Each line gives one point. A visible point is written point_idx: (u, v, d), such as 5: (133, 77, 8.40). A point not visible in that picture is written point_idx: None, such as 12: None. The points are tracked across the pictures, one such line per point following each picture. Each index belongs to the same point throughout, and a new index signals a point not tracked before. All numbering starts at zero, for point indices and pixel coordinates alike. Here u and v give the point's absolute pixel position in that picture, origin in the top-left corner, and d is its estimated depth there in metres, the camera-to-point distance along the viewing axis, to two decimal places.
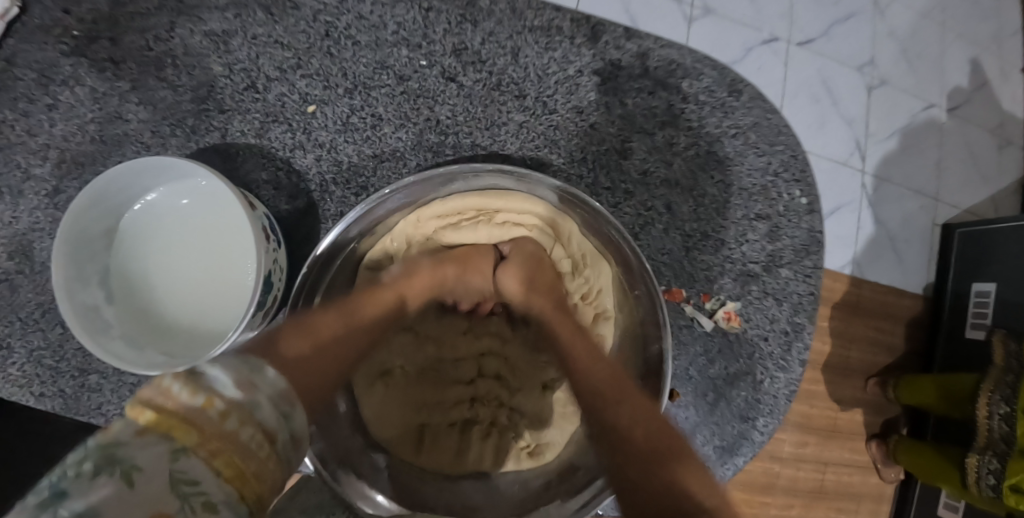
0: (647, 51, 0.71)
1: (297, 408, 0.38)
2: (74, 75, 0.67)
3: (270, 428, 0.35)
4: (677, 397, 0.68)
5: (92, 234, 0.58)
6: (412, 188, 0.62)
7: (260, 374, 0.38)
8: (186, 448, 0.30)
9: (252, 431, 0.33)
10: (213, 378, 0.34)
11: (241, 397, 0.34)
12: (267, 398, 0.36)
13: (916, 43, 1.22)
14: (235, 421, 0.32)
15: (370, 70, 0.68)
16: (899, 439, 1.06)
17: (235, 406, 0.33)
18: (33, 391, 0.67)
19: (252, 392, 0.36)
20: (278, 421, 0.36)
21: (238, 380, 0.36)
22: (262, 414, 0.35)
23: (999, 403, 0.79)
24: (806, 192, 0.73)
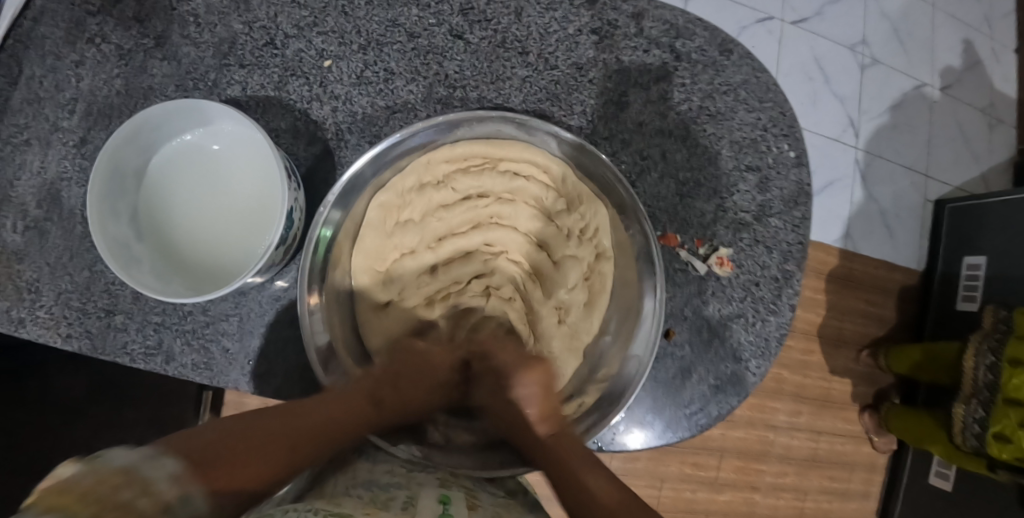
0: (641, 12, 0.75)
1: (196, 491, 0.39)
2: (101, 34, 0.71)
3: (171, 501, 0.37)
4: (672, 335, 0.73)
5: (124, 173, 0.61)
6: (427, 130, 0.66)
7: (156, 461, 0.38)
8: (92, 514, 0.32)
9: (149, 501, 0.35)
10: (103, 461, 0.36)
11: (134, 471, 0.36)
12: (163, 475, 0.37)
13: (907, 22, 1.25)
14: (129, 493, 0.34)
15: (382, 27, 0.72)
16: (890, 407, 1.10)
17: (128, 478, 0.35)
18: (61, 332, 0.70)
19: (148, 471, 0.37)
20: (179, 498, 0.37)
21: (126, 460, 0.36)
22: (159, 486, 0.37)
23: (986, 354, 0.86)
24: (795, 146, 0.77)
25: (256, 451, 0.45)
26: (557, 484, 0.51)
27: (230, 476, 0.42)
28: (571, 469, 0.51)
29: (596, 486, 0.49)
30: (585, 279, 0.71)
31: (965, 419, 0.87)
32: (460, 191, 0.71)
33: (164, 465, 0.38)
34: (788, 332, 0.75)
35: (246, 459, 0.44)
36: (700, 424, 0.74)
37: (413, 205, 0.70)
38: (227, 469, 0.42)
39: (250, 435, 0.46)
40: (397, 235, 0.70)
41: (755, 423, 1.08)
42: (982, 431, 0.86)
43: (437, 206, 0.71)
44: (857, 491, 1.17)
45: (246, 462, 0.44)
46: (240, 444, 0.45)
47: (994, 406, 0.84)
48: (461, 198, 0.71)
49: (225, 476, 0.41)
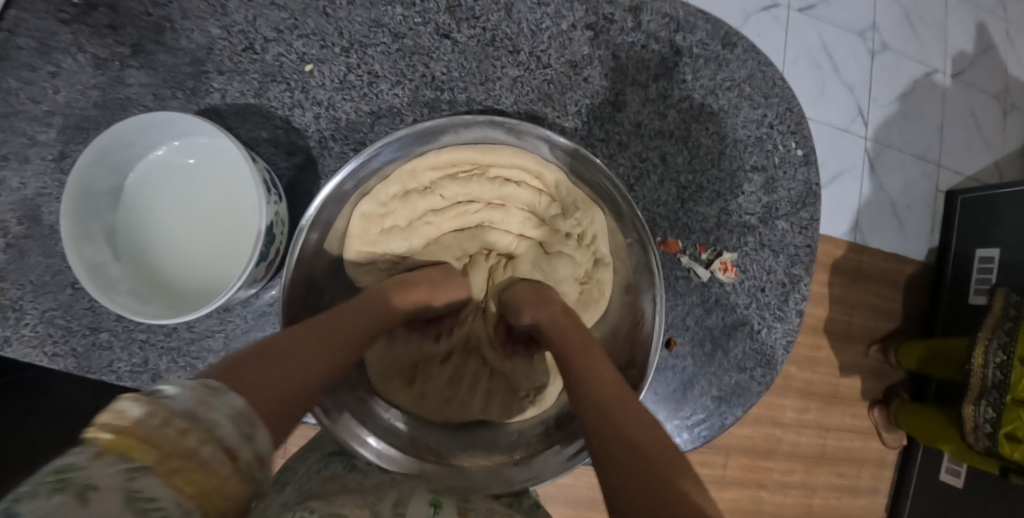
0: (640, 5, 0.71)
1: (258, 427, 0.37)
2: (75, 43, 0.68)
3: (236, 446, 0.35)
4: (672, 344, 0.70)
5: (98, 192, 0.59)
6: (393, 144, 0.63)
7: (217, 395, 0.36)
8: (144, 468, 0.30)
9: (214, 449, 0.33)
10: (167, 397, 0.34)
11: (201, 413, 0.34)
12: (224, 413, 0.35)
13: (919, 5, 1.20)
14: (195, 439, 0.33)
15: (365, 28, 0.69)
16: (902, 403, 1.06)
17: (193, 423, 0.34)
18: (45, 351, 0.69)
19: (212, 410, 0.35)
20: (244, 442, 0.35)
21: (193, 400, 0.34)
22: (223, 432, 0.35)
23: (996, 351, 0.81)
24: (802, 144, 0.74)
25: (295, 367, 0.43)
26: (592, 431, 0.45)
27: (271, 394, 0.40)
28: (618, 422, 0.44)
29: (625, 450, 0.42)
30: (580, 283, 0.69)
31: (975, 419, 0.84)
32: (448, 198, 0.68)
33: (229, 398, 0.37)
34: (796, 340, 0.73)
35: (279, 369, 0.42)
36: (703, 435, 0.71)
37: (397, 212, 0.67)
38: (267, 388, 0.40)
39: (289, 354, 0.44)
40: (382, 243, 0.67)
41: (762, 421, 1.05)
42: (990, 430, 0.82)
43: (424, 212, 0.68)
44: (866, 488, 1.14)
45: (277, 373, 0.42)
46: (274, 365, 0.42)
47: (1005, 407, 0.80)
48: (450, 204, 0.68)
49: (255, 388, 0.39)
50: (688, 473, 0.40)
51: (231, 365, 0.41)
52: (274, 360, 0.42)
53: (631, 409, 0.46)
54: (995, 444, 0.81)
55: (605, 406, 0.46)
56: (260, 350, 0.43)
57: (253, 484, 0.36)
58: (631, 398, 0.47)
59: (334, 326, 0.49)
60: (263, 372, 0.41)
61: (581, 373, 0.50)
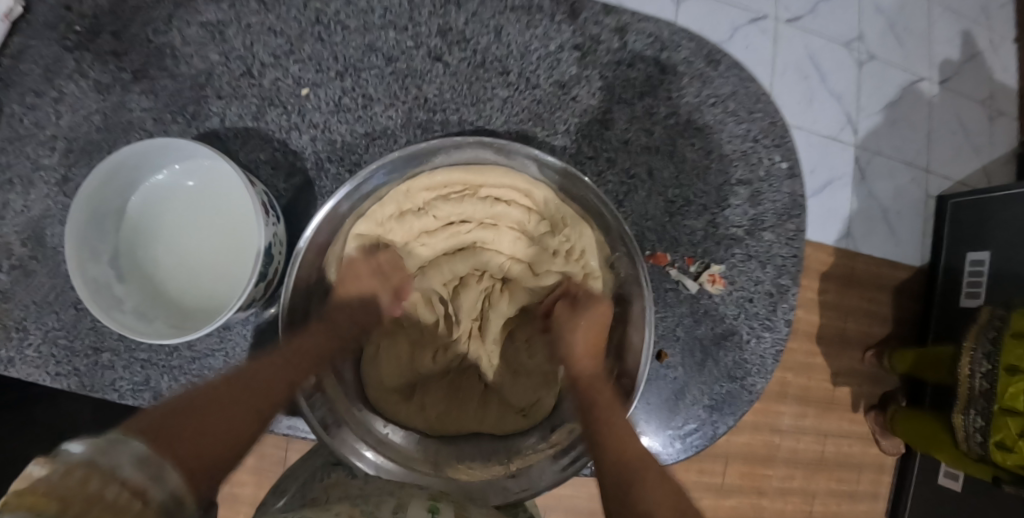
0: (625, 25, 0.74)
1: (168, 468, 0.40)
2: (78, 70, 0.70)
3: (140, 484, 0.37)
4: (665, 357, 0.71)
5: (102, 214, 0.61)
6: (384, 168, 0.64)
7: (119, 445, 0.38)
8: (51, 515, 0.31)
9: (117, 488, 0.36)
10: (69, 451, 0.36)
11: (99, 459, 0.36)
12: (127, 458, 0.38)
13: (902, 16, 1.23)
14: (97, 483, 0.35)
15: (359, 52, 0.71)
16: (896, 409, 1.06)
17: (92, 468, 0.35)
18: (49, 370, 0.70)
19: (113, 456, 0.37)
20: (147, 479, 0.38)
21: (93, 450, 0.36)
22: (127, 471, 0.37)
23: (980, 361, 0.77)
24: (787, 157, 0.76)
25: (223, 425, 0.47)
26: (604, 456, 0.54)
27: (198, 457, 0.43)
28: (611, 440, 0.55)
29: (645, 472, 0.52)
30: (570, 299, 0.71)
31: (966, 428, 0.80)
32: (442, 217, 0.70)
33: (131, 446, 0.39)
34: (785, 348, 0.74)
35: (206, 432, 0.46)
36: (696, 444, 0.73)
37: (393, 231, 0.69)
38: (190, 442, 0.44)
39: (204, 408, 0.47)
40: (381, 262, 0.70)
41: (760, 428, 1.06)
42: (982, 440, 0.78)
43: (419, 233, 0.71)
44: (866, 492, 1.15)
45: (200, 433, 0.45)
46: (199, 418, 0.46)
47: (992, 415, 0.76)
48: (443, 224, 0.71)
49: (184, 446, 0.43)
50: (678, 490, 0.50)
51: (151, 423, 0.44)
52: (185, 415, 0.46)
53: (637, 463, 0.53)
54: (988, 453, 0.77)
55: (613, 449, 0.54)
56: (171, 409, 0.46)
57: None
58: (634, 446, 0.54)
59: (251, 388, 0.52)
60: (183, 424, 0.45)
61: (600, 410, 0.58)
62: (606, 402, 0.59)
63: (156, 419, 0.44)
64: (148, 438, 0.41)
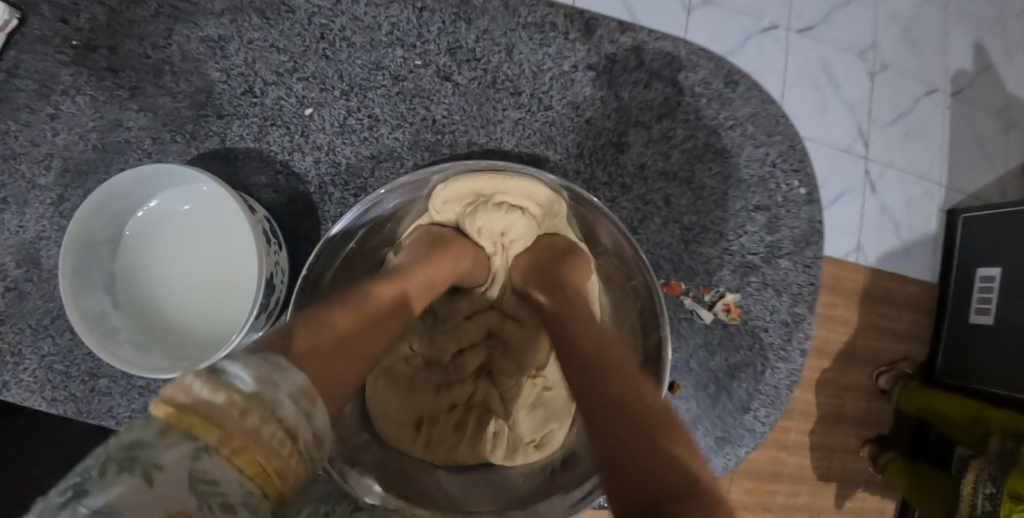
0: (641, 44, 0.72)
1: (319, 406, 0.35)
2: (74, 85, 0.68)
3: (294, 424, 0.32)
4: (676, 389, 0.69)
5: (97, 241, 0.58)
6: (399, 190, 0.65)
7: (281, 369, 0.34)
8: (208, 448, 0.29)
9: (274, 428, 0.31)
10: (236, 375, 0.31)
11: (260, 392, 0.31)
12: (289, 391, 0.33)
13: (919, 26, 1.20)
14: (257, 417, 0.30)
15: (365, 71, 0.69)
16: (891, 458, 1.03)
17: (255, 401, 0.31)
18: (44, 396, 0.68)
19: (274, 389, 0.32)
20: (302, 419, 0.33)
21: (256, 376, 0.32)
22: (282, 410, 0.32)
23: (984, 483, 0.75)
24: (805, 182, 0.74)
25: (358, 350, 0.41)
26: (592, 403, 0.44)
27: (336, 383, 0.38)
28: (607, 380, 0.45)
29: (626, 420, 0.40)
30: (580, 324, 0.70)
31: None
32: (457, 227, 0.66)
33: (294, 377, 0.34)
34: (799, 379, 0.72)
35: (344, 357, 0.40)
36: None
37: None
38: (334, 376, 0.38)
39: (351, 334, 0.42)
40: None
41: (767, 444, 1.02)
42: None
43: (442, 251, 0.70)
44: (872, 509, 1.12)
45: (335, 354, 0.39)
46: (337, 345, 0.40)
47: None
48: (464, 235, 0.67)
49: (322, 372, 0.37)
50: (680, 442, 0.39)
51: (287, 338, 0.38)
52: (328, 335, 0.40)
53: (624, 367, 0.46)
54: None
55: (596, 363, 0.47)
56: (311, 318, 0.41)
57: (310, 463, 0.34)
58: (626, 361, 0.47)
59: (377, 311, 0.46)
60: (314, 343, 0.39)
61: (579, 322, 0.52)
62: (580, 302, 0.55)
63: (270, 338, 0.37)
64: (297, 363, 0.36)
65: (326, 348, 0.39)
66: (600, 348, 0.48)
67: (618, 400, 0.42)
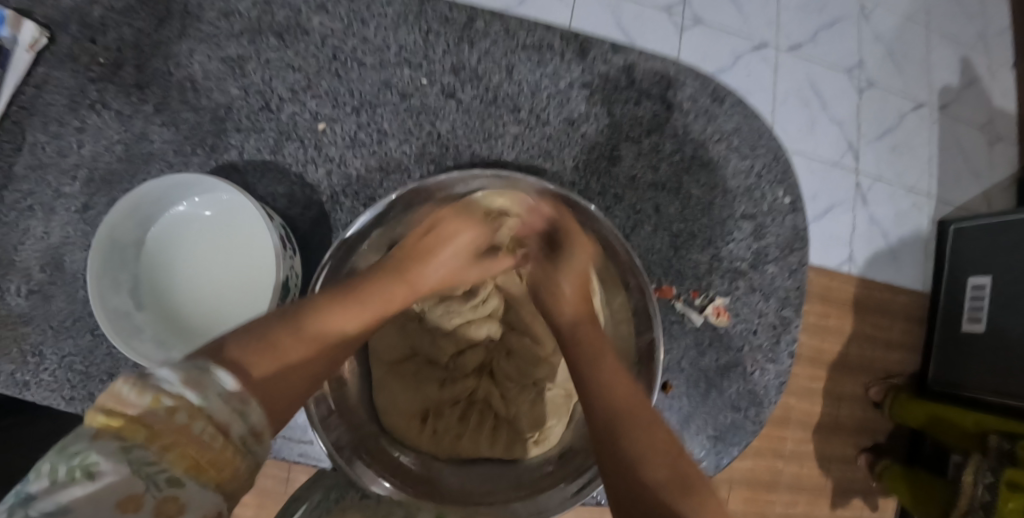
0: (633, 63, 0.76)
1: (251, 405, 0.41)
2: (101, 100, 0.72)
3: (224, 421, 0.38)
4: (670, 390, 0.73)
5: (122, 245, 0.62)
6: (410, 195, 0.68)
7: (210, 374, 0.40)
8: (137, 444, 0.34)
9: (204, 423, 0.36)
10: (161, 378, 0.37)
11: (192, 394, 0.37)
12: (217, 391, 0.39)
13: (902, 45, 1.25)
14: (185, 416, 0.36)
15: (375, 89, 0.73)
16: (887, 465, 1.04)
17: (181, 400, 0.37)
18: (65, 394, 0.71)
19: (203, 389, 0.38)
20: (233, 416, 0.39)
21: (184, 379, 0.38)
22: (212, 408, 0.38)
23: (985, 472, 0.86)
24: (789, 192, 0.78)
25: (305, 370, 0.49)
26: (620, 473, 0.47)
27: (278, 397, 0.45)
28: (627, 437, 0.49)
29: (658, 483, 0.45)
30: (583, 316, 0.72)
31: None
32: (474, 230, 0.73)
33: (219, 378, 0.40)
34: (787, 379, 0.75)
35: (290, 376, 0.47)
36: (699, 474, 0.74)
37: None
38: (271, 385, 0.44)
39: (282, 342, 0.48)
40: None
41: (763, 453, 1.04)
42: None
43: None
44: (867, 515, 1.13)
45: (282, 369, 0.46)
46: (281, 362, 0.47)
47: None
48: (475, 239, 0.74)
49: (267, 391, 0.44)
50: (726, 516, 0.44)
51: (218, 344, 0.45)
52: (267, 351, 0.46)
53: (648, 420, 0.51)
54: None
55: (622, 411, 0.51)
56: (258, 335, 0.47)
57: (252, 454, 0.39)
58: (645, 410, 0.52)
59: (331, 327, 0.52)
60: (262, 365, 0.45)
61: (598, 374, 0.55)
62: (594, 340, 0.59)
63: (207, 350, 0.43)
64: (234, 370, 0.42)
65: (275, 371, 0.46)
66: (616, 411, 0.51)
67: (636, 462, 0.47)
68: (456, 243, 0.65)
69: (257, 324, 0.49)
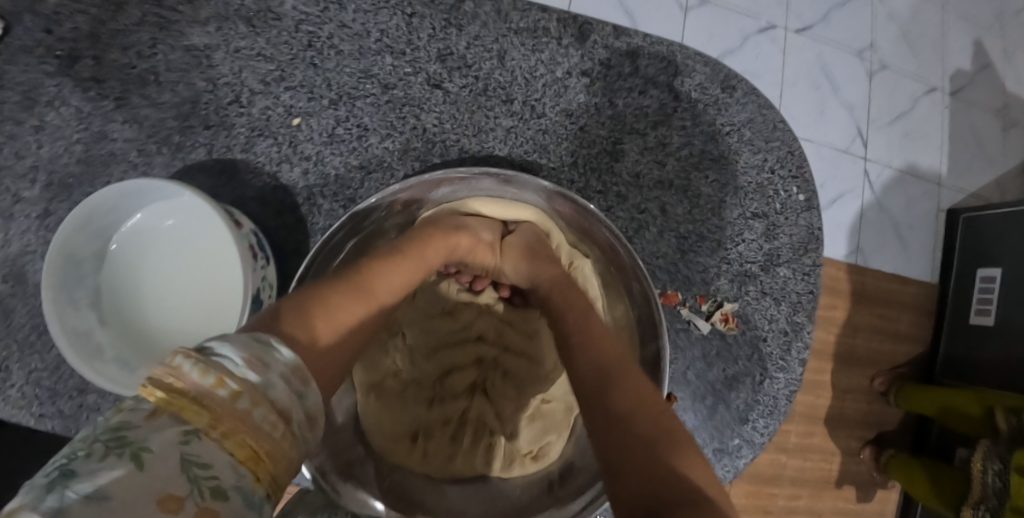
0: (636, 49, 0.70)
1: (311, 386, 0.36)
2: (59, 96, 0.66)
3: (284, 406, 0.32)
4: (675, 400, 0.68)
5: (82, 257, 0.57)
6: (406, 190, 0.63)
7: (272, 352, 0.35)
8: (198, 430, 0.28)
9: (265, 411, 0.31)
10: (224, 356, 0.31)
11: (253, 375, 0.32)
12: (278, 370, 0.34)
13: (918, 25, 1.19)
14: (248, 401, 0.30)
15: (354, 79, 0.68)
16: (893, 454, 1.00)
17: (245, 383, 0.31)
18: (32, 412, 0.67)
19: (264, 370, 0.33)
20: (292, 400, 0.33)
21: (245, 356, 0.32)
22: (274, 391, 0.32)
23: (994, 458, 0.79)
24: (804, 188, 0.72)
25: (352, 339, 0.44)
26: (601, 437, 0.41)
27: (325, 364, 0.40)
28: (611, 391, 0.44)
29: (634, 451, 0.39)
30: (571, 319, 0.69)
31: None
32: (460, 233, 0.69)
33: (280, 354, 0.35)
34: (799, 389, 0.71)
35: (341, 333, 0.43)
36: None
37: None
38: (330, 359, 0.41)
39: (342, 315, 0.44)
40: None
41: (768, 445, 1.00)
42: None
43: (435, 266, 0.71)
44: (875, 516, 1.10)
45: (334, 328, 0.42)
46: (341, 323, 0.43)
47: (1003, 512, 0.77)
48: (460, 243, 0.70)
49: (314, 357, 0.39)
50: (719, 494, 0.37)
51: (303, 309, 0.42)
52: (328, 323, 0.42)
53: (633, 376, 0.46)
54: None
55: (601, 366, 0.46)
56: (309, 299, 0.43)
57: (304, 443, 0.34)
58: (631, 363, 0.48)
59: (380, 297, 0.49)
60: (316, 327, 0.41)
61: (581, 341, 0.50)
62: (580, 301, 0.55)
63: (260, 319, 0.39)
64: (291, 345, 0.38)
65: (330, 340, 0.41)
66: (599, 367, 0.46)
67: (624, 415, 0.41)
68: (484, 235, 0.63)
69: (309, 289, 0.44)
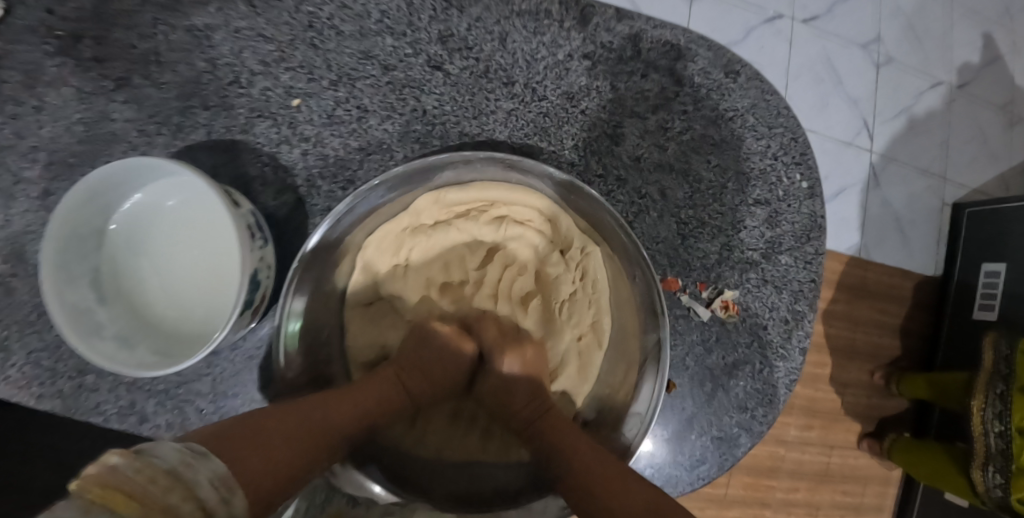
0: (639, 32, 0.70)
1: (239, 492, 0.38)
2: (60, 76, 0.66)
3: (213, 506, 0.35)
4: (673, 388, 0.68)
5: (82, 235, 0.57)
6: (379, 190, 0.62)
7: (206, 456, 0.37)
8: None
9: (192, 509, 0.34)
10: (157, 455, 0.35)
11: (183, 473, 0.35)
12: (207, 474, 0.36)
13: (924, 18, 1.18)
14: (177, 496, 0.33)
15: (354, 60, 0.67)
16: (896, 438, 0.99)
17: (175, 481, 0.34)
18: (32, 392, 0.67)
19: (195, 470, 0.36)
20: (220, 503, 0.36)
21: (178, 459, 0.35)
22: (203, 492, 0.35)
23: (993, 420, 0.74)
24: (807, 175, 0.72)
25: (308, 430, 0.46)
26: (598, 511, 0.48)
27: (269, 474, 0.41)
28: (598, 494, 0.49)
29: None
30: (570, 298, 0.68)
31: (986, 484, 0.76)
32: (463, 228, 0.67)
33: (212, 463, 0.37)
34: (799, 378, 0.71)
35: (293, 427, 0.45)
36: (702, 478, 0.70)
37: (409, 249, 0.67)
38: (264, 455, 0.42)
39: (292, 424, 0.46)
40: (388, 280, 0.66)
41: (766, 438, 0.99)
42: (1002, 495, 0.75)
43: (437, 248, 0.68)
44: (870, 505, 1.07)
45: (284, 437, 0.44)
46: (273, 433, 0.44)
47: (1012, 472, 0.72)
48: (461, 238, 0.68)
49: (253, 456, 0.41)
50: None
51: (230, 432, 0.42)
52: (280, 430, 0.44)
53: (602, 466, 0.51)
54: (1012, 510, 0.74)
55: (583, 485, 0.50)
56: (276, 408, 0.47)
57: None
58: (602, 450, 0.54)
59: (334, 410, 0.50)
60: (262, 434, 0.43)
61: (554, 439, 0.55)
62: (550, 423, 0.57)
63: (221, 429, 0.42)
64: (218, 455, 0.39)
65: (263, 435, 0.43)
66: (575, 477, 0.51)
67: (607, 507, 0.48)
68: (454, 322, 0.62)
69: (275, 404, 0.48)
